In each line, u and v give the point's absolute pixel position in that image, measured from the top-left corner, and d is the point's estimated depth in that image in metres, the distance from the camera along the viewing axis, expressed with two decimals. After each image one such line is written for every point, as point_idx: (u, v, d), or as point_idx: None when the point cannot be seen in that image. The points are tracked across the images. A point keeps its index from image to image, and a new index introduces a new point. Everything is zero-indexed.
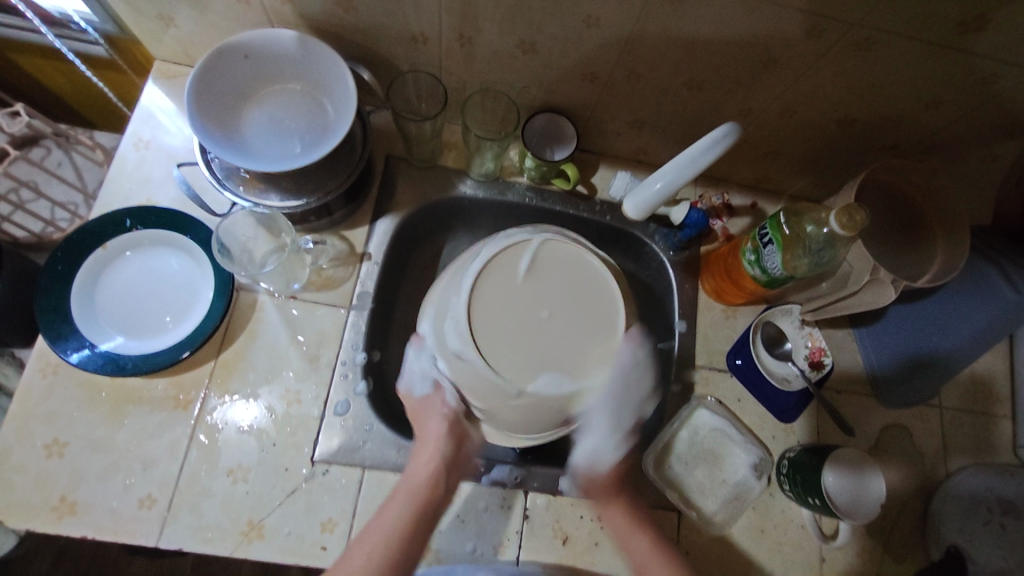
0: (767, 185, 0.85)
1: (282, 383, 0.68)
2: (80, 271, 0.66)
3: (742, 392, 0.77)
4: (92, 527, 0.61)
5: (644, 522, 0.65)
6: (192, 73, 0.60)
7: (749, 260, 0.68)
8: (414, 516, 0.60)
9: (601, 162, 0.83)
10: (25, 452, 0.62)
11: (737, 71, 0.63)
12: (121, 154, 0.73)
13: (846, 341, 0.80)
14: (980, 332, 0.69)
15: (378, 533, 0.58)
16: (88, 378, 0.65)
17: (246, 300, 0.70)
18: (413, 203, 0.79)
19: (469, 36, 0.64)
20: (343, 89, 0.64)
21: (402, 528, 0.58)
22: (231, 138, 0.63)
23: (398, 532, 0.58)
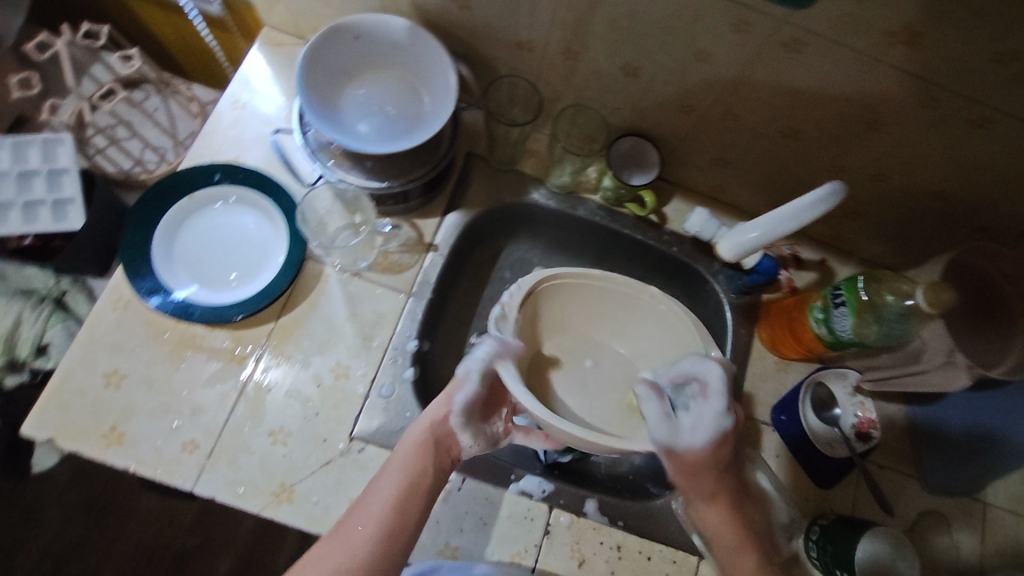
0: (840, 244, 0.82)
1: (334, 356, 0.70)
2: (165, 215, 0.68)
3: (781, 448, 0.76)
4: (135, 460, 0.64)
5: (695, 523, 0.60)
6: (306, 47, 0.62)
7: (817, 318, 0.68)
8: (408, 493, 0.57)
9: (675, 193, 0.83)
10: (86, 377, 0.65)
11: (838, 127, 0.62)
12: (219, 110, 0.75)
13: (896, 417, 0.78)
14: None
15: (369, 511, 0.56)
16: (155, 318, 0.68)
17: (314, 270, 0.71)
18: (485, 202, 0.80)
19: (575, 51, 0.64)
20: (444, 82, 0.65)
21: (393, 513, 0.56)
22: (330, 113, 0.65)
23: (392, 511, 0.56)
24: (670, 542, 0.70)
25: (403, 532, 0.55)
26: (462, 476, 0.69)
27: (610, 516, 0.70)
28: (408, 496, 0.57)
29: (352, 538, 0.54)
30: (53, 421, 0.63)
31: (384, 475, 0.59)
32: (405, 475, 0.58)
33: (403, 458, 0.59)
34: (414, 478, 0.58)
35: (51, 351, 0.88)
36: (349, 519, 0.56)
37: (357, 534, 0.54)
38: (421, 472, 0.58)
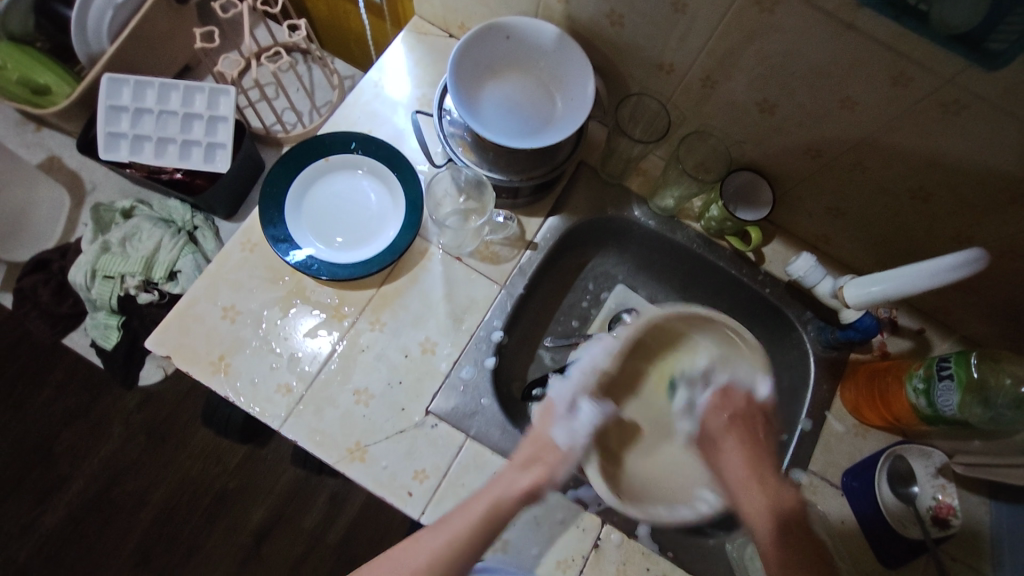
0: (943, 318, 0.79)
1: (424, 331, 0.73)
2: (302, 173, 0.74)
3: (847, 514, 0.73)
4: (234, 390, 0.69)
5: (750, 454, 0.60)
6: (462, 40, 0.67)
7: (915, 387, 0.65)
8: (486, 522, 0.56)
9: (778, 236, 0.82)
10: (207, 306, 0.71)
11: (977, 197, 0.60)
12: (361, 86, 0.81)
13: (978, 509, 0.74)
14: None
15: (452, 523, 0.56)
16: (274, 265, 0.73)
17: (420, 248, 0.75)
18: (587, 212, 0.82)
19: (715, 80, 0.65)
20: (581, 92, 0.69)
21: (471, 530, 0.55)
22: (471, 102, 0.69)
23: (469, 528, 0.56)
24: None
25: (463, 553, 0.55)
26: None
27: (660, 544, 0.70)
28: (484, 524, 0.56)
29: (411, 554, 0.55)
30: (172, 341, 0.70)
31: (477, 496, 0.58)
32: (489, 506, 0.57)
33: (503, 487, 0.58)
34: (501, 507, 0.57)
35: (181, 278, 0.94)
36: (423, 534, 0.57)
37: (422, 548, 0.55)
38: (505, 499, 0.57)
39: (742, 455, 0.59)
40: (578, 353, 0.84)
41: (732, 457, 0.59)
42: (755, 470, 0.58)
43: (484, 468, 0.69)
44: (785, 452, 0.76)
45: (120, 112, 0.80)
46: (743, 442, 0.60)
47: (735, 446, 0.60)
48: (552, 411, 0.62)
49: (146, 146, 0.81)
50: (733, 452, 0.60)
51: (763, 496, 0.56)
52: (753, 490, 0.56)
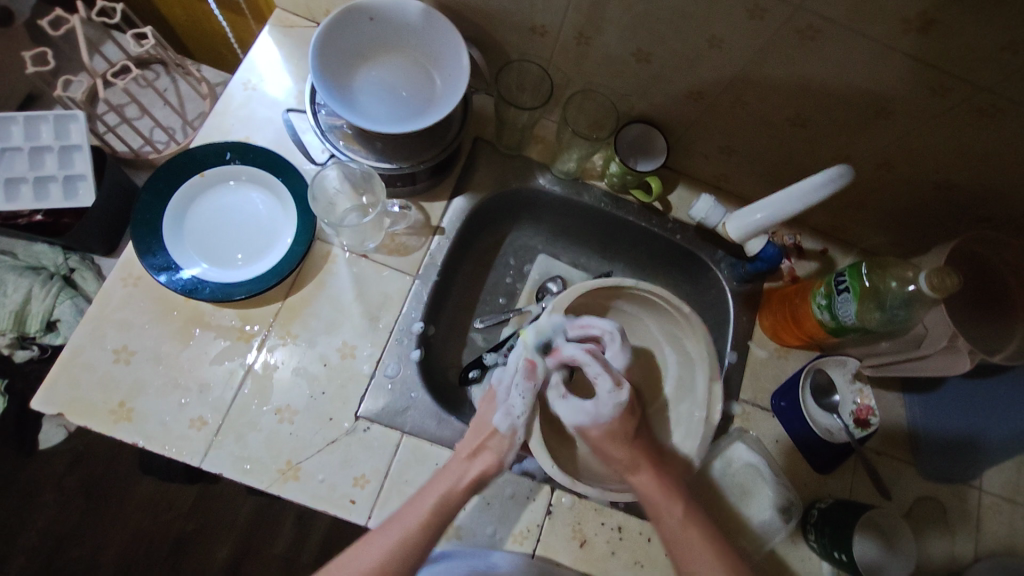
0: (841, 235, 0.83)
1: (340, 336, 0.70)
2: (177, 192, 0.69)
3: (781, 433, 0.77)
4: (142, 435, 0.64)
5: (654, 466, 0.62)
6: (321, 27, 0.63)
7: (819, 304, 0.69)
8: (437, 514, 0.58)
9: (680, 181, 0.83)
10: (96, 352, 0.66)
11: (846, 116, 0.63)
12: (229, 90, 0.76)
13: (895, 405, 0.79)
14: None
15: (404, 523, 0.58)
16: (163, 295, 0.68)
17: (321, 250, 0.72)
18: (491, 187, 0.80)
19: (588, 36, 0.65)
20: (456, 64, 0.66)
21: (423, 525, 0.57)
22: (343, 93, 0.65)
23: (422, 523, 0.58)
24: None
25: (417, 546, 0.57)
26: None
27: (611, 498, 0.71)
28: (433, 516, 0.58)
29: (362, 560, 0.56)
30: (62, 397, 0.64)
31: (427, 490, 0.60)
32: (440, 497, 0.59)
33: (454, 475, 0.61)
34: (456, 494, 0.60)
35: (61, 327, 0.88)
36: (375, 536, 0.58)
37: (374, 550, 0.56)
38: (455, 490, 0.60)
39: (658, 484, 0.61)
40: (509, 330, 0.83)
41: (670, 506, 0.60)
42: (674, 494, 0.60)
43: (425, 461, 0.67)
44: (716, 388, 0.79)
45: None
46: (650, 468, 0.61)
47: (646, 472, 0.61)
48: (494, 397, 0.65)
49: None
50: (662, 499, 0.60)
51: (657, 480, 0.61)
52: (663, 495, 0.60)
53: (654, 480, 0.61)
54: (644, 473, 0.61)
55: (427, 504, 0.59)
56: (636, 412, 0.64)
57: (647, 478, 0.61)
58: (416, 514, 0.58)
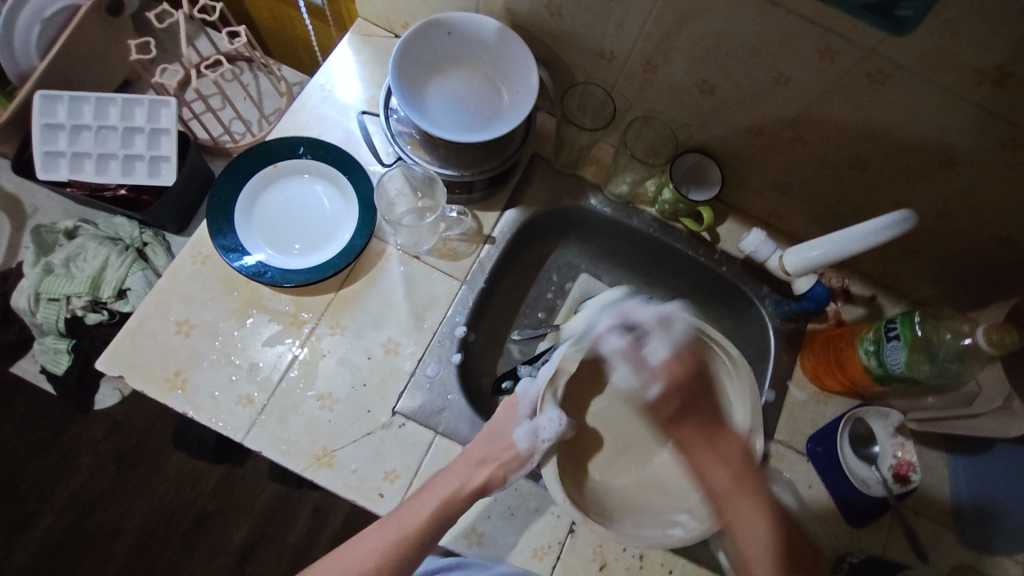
0: (893, 284, 0.82)
1: (386, 332, 0.73)
2: (251, 180, 0.73)
3: (814, 479, 0.75)
4: (192, 406, 0.67)
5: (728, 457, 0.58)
6: (403, 37, 0.67)
7: (866, 350, 0.68)
8: (403, 543, 0.58)
9: (731, 215, 0.83)
10: (159, 322, 0.69)
11: (910, 163, 0.62)
12: (307, 90, 0.80)
13: (938, 463, 0.77)
14: None
15: (399, 523, 0.59)
16: (227, 275, 0.72)
17: (377, 248, 0.75)
18: (544, 203, 0.82)
19: (655, 64, 0.66)
20: (524, 82, 0.69)
21: (383, 554, 0.57)
22: (415, 100, 0.69)
23: (415, 529, 0.58)
24: (693, 559, 0.70)
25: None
26: None
27: None
28: (432, 523, 0.59)
29: (364, 552, 0.58)
30: (124, 360, 0.68)
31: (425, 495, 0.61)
32: (438, 504, 0.60)
33: (455, 481, 0.61)
34: (425, 521, 0.59)
35: (131, 296, 0.92)
36: (374, 532, 0.59)
37: (384, 536, 0.58)
38: (453, 498, 0.60)
39: (722, 465, 0.57)
40: (546, 344, 0.84)
41: (746, 515, 0.56)
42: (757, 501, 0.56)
43: None
44: None
45: (56, 130, 0.78)
46: (705, 449, 0.58)
47: (705, 456, 0.58)
48: (516, 407, 0.64)
49: (86, 164, 0.78)
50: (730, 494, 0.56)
51: (751, 504, 0.56)
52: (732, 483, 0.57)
53: (726, 475, 0.57)
54: (703, 459, 0.58)
55: (385, 538, 0.58)
56: (699, 373, 0.61)
57: (721, 468, 0.57)
58: (371, 545, 0.58)
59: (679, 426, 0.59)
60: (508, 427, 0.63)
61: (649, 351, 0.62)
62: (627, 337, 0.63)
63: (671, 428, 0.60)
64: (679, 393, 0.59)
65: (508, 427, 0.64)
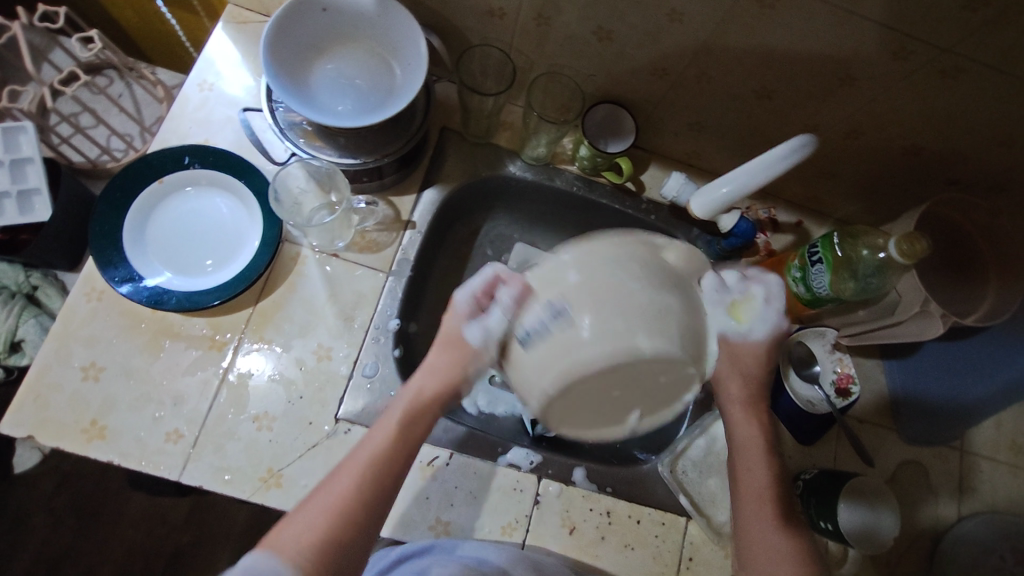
0: (816, 206, 0.83)
1: (315, 338, 0.69)
2: (135, 202, 0.67)
3: (764, 407, 0.77)
4: (117, 453, 0.63)
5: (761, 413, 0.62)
6: (272, 19, 0.60)
7: (794, 277, 0.69)
8: (400, 442, 0.55)
9: (653, 161, 0.82)
10: (62, 371, 0.64)
11: (812, 85, 0.62)
12: (184, 93, 0.73)
13: (875, 371, 0.80)
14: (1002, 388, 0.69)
15: (331, 489, 0.51)
16: (130, 309, 0.67)
17: (290, 253, 0.71)
18: (462, 177, 0.79)
19: (548, 17, 0.63)
20: (414, 53, 0.64)
21: (389, 448, 0.54)
22: (299, 89, 0.63)
23: (344, 501, 0.50)
24: (658, 504, 0.71)
25: (383, 480, 0.53)
26: (450, 452, 0.69)
27: (598, 483, 0.71)
28: (375, 480, 0.52)
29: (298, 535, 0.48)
30: (31, 418, 0.62)
31: (341, 467, 0.53)
32: (407, 404, 0.57)
33: (368, 448, 0.54)
34: (420, 407, 0.57)
35: (26, 348, 0.85)
36: (306, 507, 0.50)
37: (341, 478, 0.52)
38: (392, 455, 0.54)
39: (758, 434, 0.60)
40: None
41: (757, 464, 0.58)
42: (771, 451, 0.59)
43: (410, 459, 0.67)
44: None
45: None
46: (760, 424, 0.61)
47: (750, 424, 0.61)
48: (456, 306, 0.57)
49: None
50: (764, 488, 0.57)
51: (766, 475, 0.58)
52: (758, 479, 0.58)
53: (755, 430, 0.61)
54: (757, 424, 0.61)
55: (379, 442, 0.54)
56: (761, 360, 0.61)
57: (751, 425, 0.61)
58: (357, 462, 0.53)
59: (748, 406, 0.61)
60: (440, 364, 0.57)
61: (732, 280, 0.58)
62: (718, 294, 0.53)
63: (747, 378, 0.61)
64: (771, 350, 0.61)
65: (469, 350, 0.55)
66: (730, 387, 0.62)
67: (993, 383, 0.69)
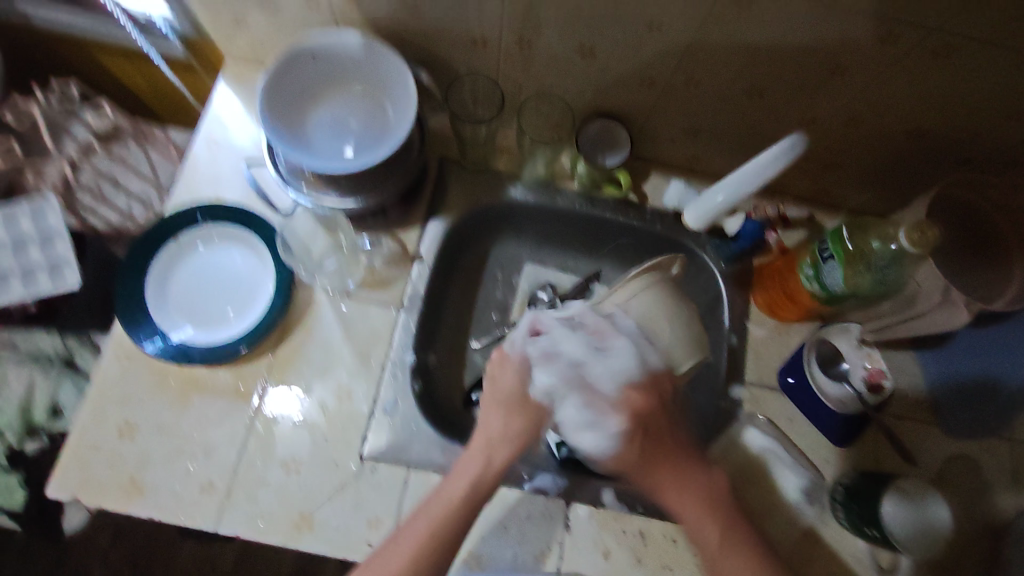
0: (827, 199, 0.81)
1: (334, 379, 0.71)
2: (156, 264, 0.70)
3: (793, 411, 0.75)
4: (155, 508, 0.65)
5: (717, 508, 0.57)
6: (265, 75, 0.63)
7: (807, 275, 0.66)
8: (466, 506, 0.57)
9: (653, 169, 0.82)
10: (100, 433, 0.67)
11: (802, 77, 0.61)
12: (193, 152, 0.77)
13: (907, 364, 0.77)
14: None
15: (398, 551, 0.55)
16: (158, 367, 0.69)
17: (303, 297, 0.73)
18: (465, 206, 0.80)
19: (529, 39, 0.64)
20: (403, 91, 0.66)
21: (447, 514, 0.56)
22: (296, 139, 0.66)
23: (412, 557, 0.54)
24: None
25: (438, 544, 0.55)
26: None
27: (627, 502, 0.70)
28: (451, 527, 0.56)
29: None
30: (74, 480, 0.65)
31: (417, 516, 0.57)
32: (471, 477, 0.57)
33: (452, 490, 0.57)
34: (483, 486, 0.57)
35: (65, 412, 0.89)
36: (375, 561, 0.55)
37: (397, 554, 0.54)
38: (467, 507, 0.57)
39: (697, 507, 0.57)
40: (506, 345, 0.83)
41: (701, 523, 0.57)
42: (710, 510, 0.57)
43: None
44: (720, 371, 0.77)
45: None
46: (698, 502, 0.57)
47: (695, 519, 0.57)
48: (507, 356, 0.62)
49: None
50: (704, 519, 0.57)
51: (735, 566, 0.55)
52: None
53: (696, 498, 0.57)
54: (693, 487, 0.57)
55: (425, 521, 0.56)
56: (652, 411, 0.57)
57: (687, 496, 0.57)
58: (413, 534, 0.55)
59: (682, 490, 0.57)
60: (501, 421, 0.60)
61: (620, 322, 0.59)
62: (568, 365, 0.58)
63: (643, 464, 0.56)
64: (642, 422, 0.56)
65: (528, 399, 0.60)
66: (633, 467, 0.57)
67: (1019, 372, 0.66)
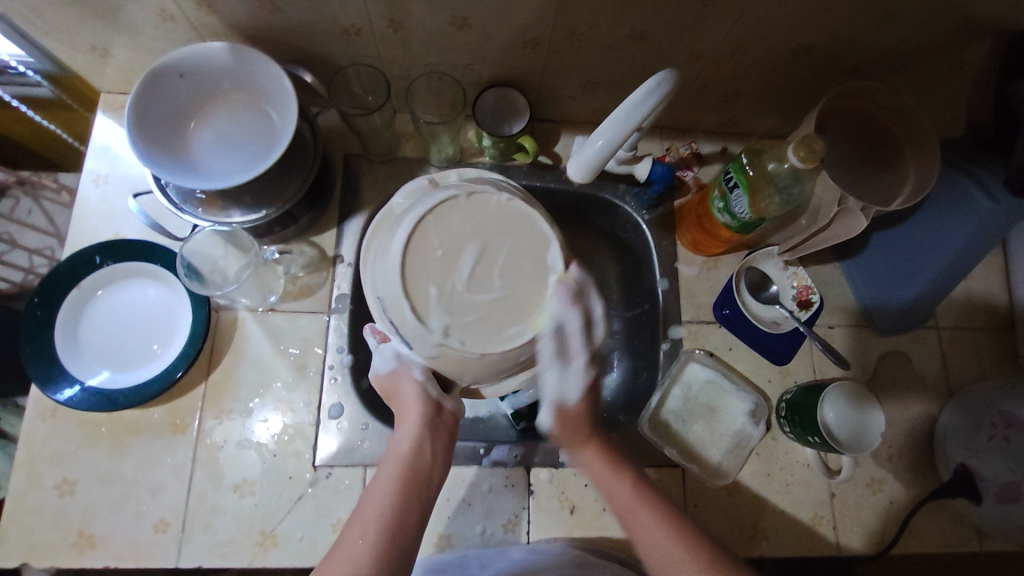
0: (736, 128, 0.82)
1: (273, 395, 0.70)
2: (59, 314, 0.67)
3: (733, 340, 0.76)
4: (111, 557, 0.63)
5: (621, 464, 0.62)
6: (129, 101, 0.59)
7: (718, 208, 0.67)
8: (406, 491, 0.58)
9: (562, 130, 0.81)
10: (37, 495, 0.64)
11: (678, 15, 0.61)
12: (82, 192, 0.73)
13: (834, 275, 0.79)
14: (954, 255, 0.65)
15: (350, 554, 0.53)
16: (86, 417, 0.67)
17: (227, 318, 0.71)
18: (379, 198, 0.78)
19: (400, 20, 0.62)
20: (283, 93, 0.63)
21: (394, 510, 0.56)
22: (181, 163, 0.63)
23: (381, 518, 0.55)
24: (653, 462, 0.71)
25: (401, 526, 0.56)
26: None
27: None
28: (399, 517, 0.56)
29: (349, 552, 0.53)
30: (20, 547, 0.63)
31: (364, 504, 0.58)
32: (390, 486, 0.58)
33: (395, 449, 0.61)
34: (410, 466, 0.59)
35: None
36: (348, 534, 0.55)
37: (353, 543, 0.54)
38: (417, 467, 0.60)
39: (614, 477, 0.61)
40: None
41: (614, 482, 0.61)
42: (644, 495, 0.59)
43: None
44: (659, 318, 0.78)
45: None
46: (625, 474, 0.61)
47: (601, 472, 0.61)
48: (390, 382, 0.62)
49: None
50: (633, 500, 0.59)
51: (657, 524, 0.57)
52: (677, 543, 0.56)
53: (597, 459, 0.62)
54: (592, 448, 0.62)
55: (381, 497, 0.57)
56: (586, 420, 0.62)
57: (591, 455, 0.62)
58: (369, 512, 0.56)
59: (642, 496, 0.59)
60: (406, 392, 0.62)
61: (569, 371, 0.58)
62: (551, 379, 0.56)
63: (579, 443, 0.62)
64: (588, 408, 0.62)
65: (404, 378, 0.62)
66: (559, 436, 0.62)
67: (921, 278, 0.69)
